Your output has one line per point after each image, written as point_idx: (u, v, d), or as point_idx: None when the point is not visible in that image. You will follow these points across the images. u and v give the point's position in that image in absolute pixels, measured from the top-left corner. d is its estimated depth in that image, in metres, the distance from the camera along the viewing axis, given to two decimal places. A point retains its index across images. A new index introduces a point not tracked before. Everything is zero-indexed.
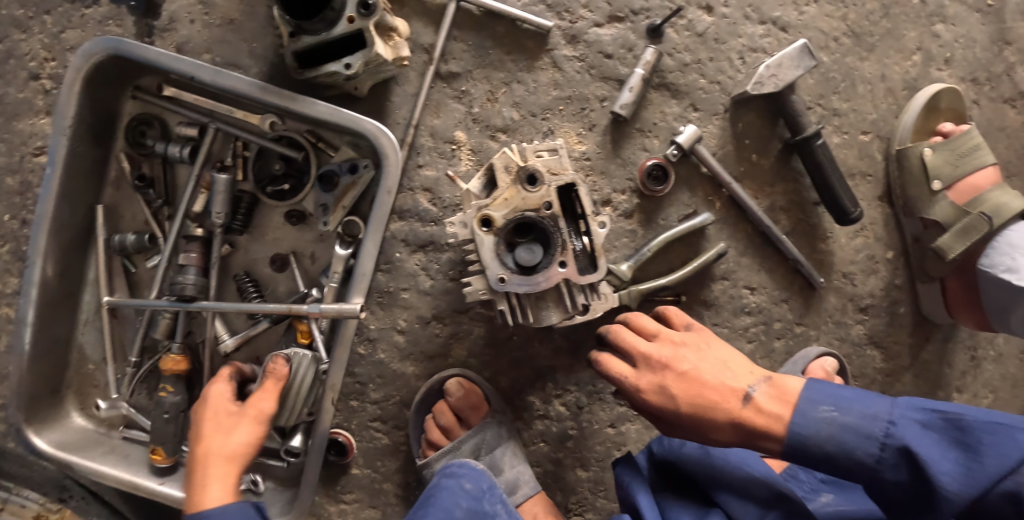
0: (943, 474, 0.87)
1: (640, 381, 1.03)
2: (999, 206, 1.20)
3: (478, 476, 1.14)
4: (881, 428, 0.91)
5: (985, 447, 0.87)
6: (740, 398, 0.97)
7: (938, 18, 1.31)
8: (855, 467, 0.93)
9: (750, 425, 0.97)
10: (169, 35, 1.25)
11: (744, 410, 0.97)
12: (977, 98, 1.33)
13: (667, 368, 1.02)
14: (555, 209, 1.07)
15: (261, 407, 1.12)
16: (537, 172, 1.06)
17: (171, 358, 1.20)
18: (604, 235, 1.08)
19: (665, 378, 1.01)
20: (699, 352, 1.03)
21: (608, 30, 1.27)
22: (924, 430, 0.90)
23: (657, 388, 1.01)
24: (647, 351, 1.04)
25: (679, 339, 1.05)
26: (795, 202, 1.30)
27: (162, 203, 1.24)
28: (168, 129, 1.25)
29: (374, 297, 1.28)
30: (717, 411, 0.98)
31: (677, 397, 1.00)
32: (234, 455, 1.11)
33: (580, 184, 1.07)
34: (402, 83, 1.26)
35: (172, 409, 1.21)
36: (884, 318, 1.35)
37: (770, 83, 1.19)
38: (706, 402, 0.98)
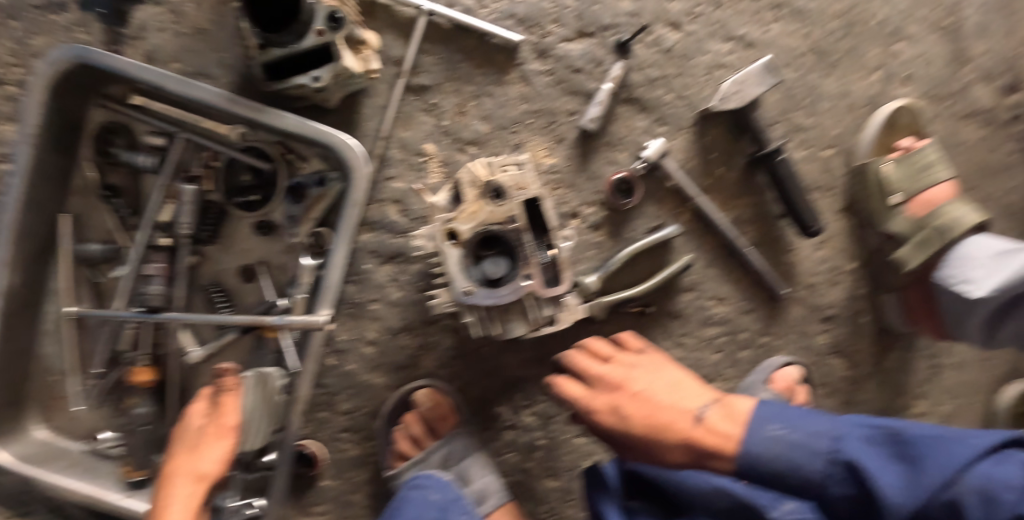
0: (886, 486, 0.90)
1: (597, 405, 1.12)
2: (953, 220, 1.22)
3: (444, 488, 1.16)
4: (826, 444, 0.96)
5: (925, 458, 0.91)
6: (685, 422, 1.05)
7: (898, 37, 1.34)
8: (804, 484, 0.96)
9: (705, 444, 1.02)
10: (138, 43, 1.25)
11: (692, 432, 1.04)
12: (935, 115, 1.37)
13: (621, 390, 1.11)
14: (520, 223, 1.10)
15: (225, 422, 1.13)
16: (503, 187, 1.10)
17: (139, 369, 1.21)
18: (568, 249, 1.14)
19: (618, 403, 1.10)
20: (652, 373, 1.12)
21: (576, 45, 1.29)
22: (867, 444, 0.95)
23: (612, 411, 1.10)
24: (603, 374, 1.13)
25: (633, 363, 1.14)
26: (759, 215, 1.33)
27: (129, 213, 1.24)
28: (135, 138, 1.25)
29: (343, 308, 1.28)
30: (668, 430, 1.05)
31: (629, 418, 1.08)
32: (202, 473, 1.12)
33: (544, 199, 1.11)
34: (373, 95, 1.27)
35: (142, 420, 1.24)
36: (847, 328, 1.37)
37: (734, 99, 1.21)
38: (656, 424, 1.06)
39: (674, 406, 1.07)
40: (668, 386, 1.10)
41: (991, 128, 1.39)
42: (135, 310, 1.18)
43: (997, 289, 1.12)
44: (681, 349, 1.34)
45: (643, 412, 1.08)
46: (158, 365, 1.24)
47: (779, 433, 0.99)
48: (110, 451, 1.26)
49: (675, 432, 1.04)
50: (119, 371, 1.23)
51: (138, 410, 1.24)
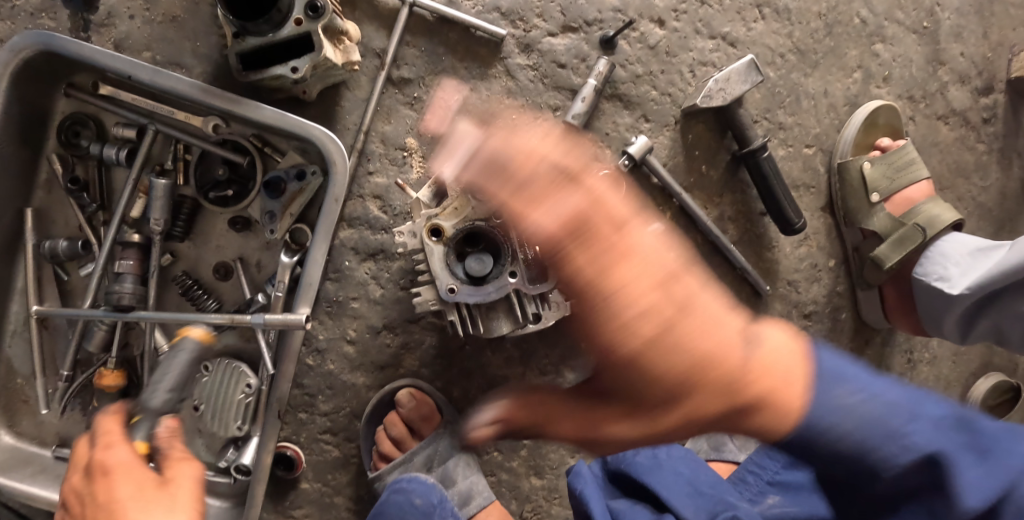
0: (963, 483, 0.69)
1: (620, 260, 0.70)
2: (932, 217, 1.25)
3: (428, 492, 1.14)
4: (900, 419, 0.68)
5: (997, 449, 0.71)
6: (705, 338, 0.68)
7: (877, 38, 1.36)
8: (864, 469, 0.69)
9: (719, 387, 0.67)
10: (107, 31, 1.20)
11: (715, 355, 0.68)
12: (912, 115, 1.39)
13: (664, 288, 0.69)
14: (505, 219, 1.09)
15: (184, 475, 0.90)
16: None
17: (107, 373, 1.15)
18: None
19: (625, 269, 0.70)
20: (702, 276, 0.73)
21: (561, 40, 1.28)
22: (941, 427, 0.69)
23: (618, 284, 0.69)
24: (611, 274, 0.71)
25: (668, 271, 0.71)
26: (742, 213, 1.33)
27: (97, 208, 1.18)
28: (103, 129, 1.19)
29: (322, 306, 1.25)
30: (676, 343, 0.68)
31: (648, 290, 0.69)
32: None
33: None
34: (353, 87, 1.24)
35: None
36: (827, 324, 1.39)
37: (718, 96, 1.22)
38: (676, 322, 0.68)
39: (718, 310, 0.70)
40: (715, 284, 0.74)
41: (965, 128, 1.42)
42: (107, 309, 1.13)
43: (968, 289, 1.16)
44: None
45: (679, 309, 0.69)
46: (127, 367, 1.21)
47: (850, 414, 0.67)
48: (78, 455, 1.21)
49: (682, 356, 0.68)
50: (88, 372, 1.19)
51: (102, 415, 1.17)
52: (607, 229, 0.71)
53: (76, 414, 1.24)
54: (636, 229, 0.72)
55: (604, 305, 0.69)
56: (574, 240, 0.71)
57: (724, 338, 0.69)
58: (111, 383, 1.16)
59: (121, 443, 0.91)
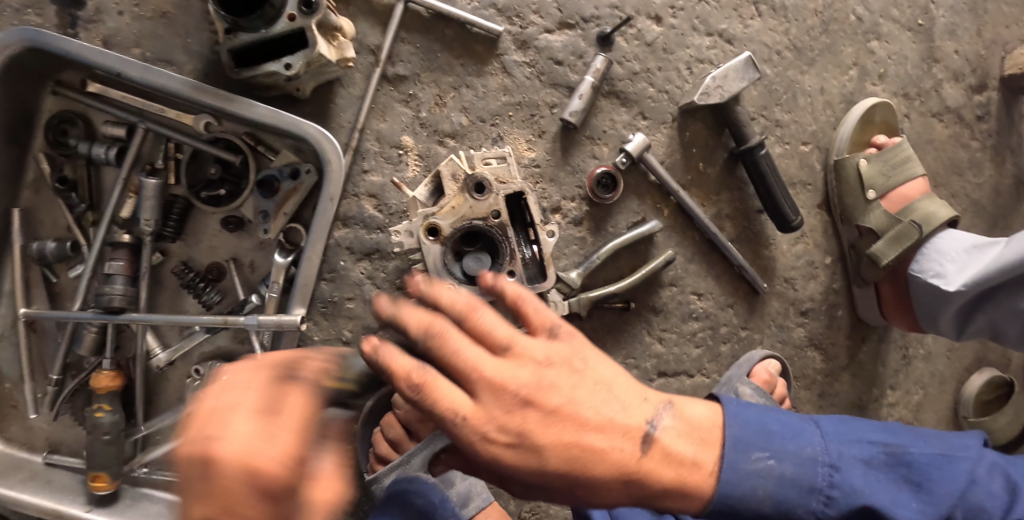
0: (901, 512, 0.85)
1: (483, 393, 0.74)
2: (928, 214, 1.26)
3: (430, 491, 1.12)
4: (824, 478, 0.85)
5: (930, 479, 0.88)
6: (580, 445, 0.75)
7: (873, 35, 1.36)
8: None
9: (607, 485, 0.77)
10: (95, 27, 1.17)
11: (594, 458, 0.76)
12: (907, 112, 1.39)
13: (532, 404, 0.75)
14: (503, 218, 1.08)
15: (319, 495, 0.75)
16: (486, 180, 1.07)
17: (102, 374, 1.13)
18: (553, 244, 1.10)
19: (490, 405, 0.74)
20: (580, 376, 0.78)
21: (558, 36, 1.27)
22: (867, 470, 0.87)
23: (480, 417, 0.74)
24: (495, 377, 0.75)
25: (543, 356, 0.77)
26: (739, 211, 1.33)
27: (86, 208, 1.16)
28: (91, 127, 1.17)
29: (317, 307, 1.23)
30: (551, 454, 0.75)
31: (512, 418, 0.74)
32: None
33: (528, 193, 1.09)
34: (348, 85, 1.22)
35: (111, 429, 1.12)
36: (823, 321, 1.39)
37: (716, 94, 1.21)
38: (549, 440, 0.75)
39: (597, 409, 0.77)
40: (597, 381, 0.79)
41: (959, 126, 1.42)
42: (96, 311, 1.11)
43: (963, 286, 1.16)
44: (664, 344, 1.33)
45: (549, 423, 0.75)
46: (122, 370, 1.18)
47: (763, 484, 0.83)
48: (70, 461, 1.18)
49: (561, 458, 0.75)
50: (78, 378, 1.17)
51: (98, 418, 1.12)
52: (471, 368, 0.74)
53: (67, 419, 1.21)
54: (507, 361, 0.76)
55: (474, 440, 0.74)
56: (422, 379, 0.74)
57: (601, 443, 0.76)
58: (108, 385, 1.13)
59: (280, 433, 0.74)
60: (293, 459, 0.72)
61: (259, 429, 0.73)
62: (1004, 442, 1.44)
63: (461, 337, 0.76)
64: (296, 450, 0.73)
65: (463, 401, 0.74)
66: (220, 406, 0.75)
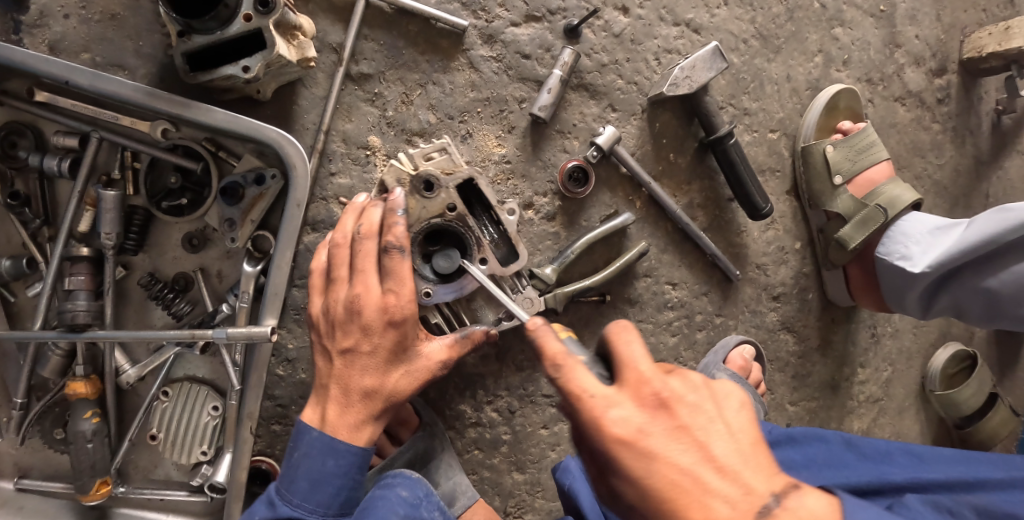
0: None
1: (625, 392, 0.82)
2: (893, 198, 1.29)
3: (414, 485, 1.11)
4: None
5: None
6: (695, 477, 0.79)
7: (836, 22, 1.38)
8: None
9: None
10: (40, 32, 1.11)
11: (699, 497, 0.79)
12: (871, 97, 1.41)
13: (659, 418, 0.81)
14: (459, 209, 1.09)
15: (396, 382, 1.07)
16: (432, 177, 1.08)
17: (77, 380, 1.11)
18: (514, 221, 1.12)
19: (627, 398, 0.82)
20: (711, 419, 0.81)
21: (525, 30, 1.25)
22: None
23: (606, 412, 0.81)
24: (637, 383, 0.82)
25: (688, 391, 0.83)
26: (710, 199, 1.34)
27: (41, 223, 1.11)
28: (42, 139, 1.12)
29: (290, 314, 1.22)
30: (660, 469, 0.79)
31: (645, 419, 0.81)
32: (357, 409, 1.06)
33: (476, 177, 1.09)
34: (310, 85, 1.19)
35: (94, 437, 1.12)
36: (795, 304, 1.41)
37: (685, 84, 1.22)
38: (656, 449, 0.79)
39: (725, 456, 0.80)
40: (738, 430, 0.82)
41: (921, 109, 1.45)
42: (60, 330, 1.08)
43: (929, 267, 1.19)
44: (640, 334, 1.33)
45: (671, 434, 0.80)
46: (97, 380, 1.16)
47: None
48: (43, 486, 1.17)
49: (667, 477, 0.79)
50: (44, 400, 1.13)
51: (84, 425, 1.11)
52: (635, 368, 0.83)
53: (35, 443, 1.19)
54: (659, 374, 0.82)
55: (601, 417, 0.81)
56: (564, 362, 0.85)
57: (718, 487, 0.79)
58: (86, 392, 1.12)
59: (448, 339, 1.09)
60: (404, 308, 1.03)
61: (388, 269, 1.02)
62: (970, 414, 1.48)
63: (634, 345, 0.85)
64: (410, 301, 1.03)
65: (595, 387, 0.83)
66: (369, 247, 1.03)
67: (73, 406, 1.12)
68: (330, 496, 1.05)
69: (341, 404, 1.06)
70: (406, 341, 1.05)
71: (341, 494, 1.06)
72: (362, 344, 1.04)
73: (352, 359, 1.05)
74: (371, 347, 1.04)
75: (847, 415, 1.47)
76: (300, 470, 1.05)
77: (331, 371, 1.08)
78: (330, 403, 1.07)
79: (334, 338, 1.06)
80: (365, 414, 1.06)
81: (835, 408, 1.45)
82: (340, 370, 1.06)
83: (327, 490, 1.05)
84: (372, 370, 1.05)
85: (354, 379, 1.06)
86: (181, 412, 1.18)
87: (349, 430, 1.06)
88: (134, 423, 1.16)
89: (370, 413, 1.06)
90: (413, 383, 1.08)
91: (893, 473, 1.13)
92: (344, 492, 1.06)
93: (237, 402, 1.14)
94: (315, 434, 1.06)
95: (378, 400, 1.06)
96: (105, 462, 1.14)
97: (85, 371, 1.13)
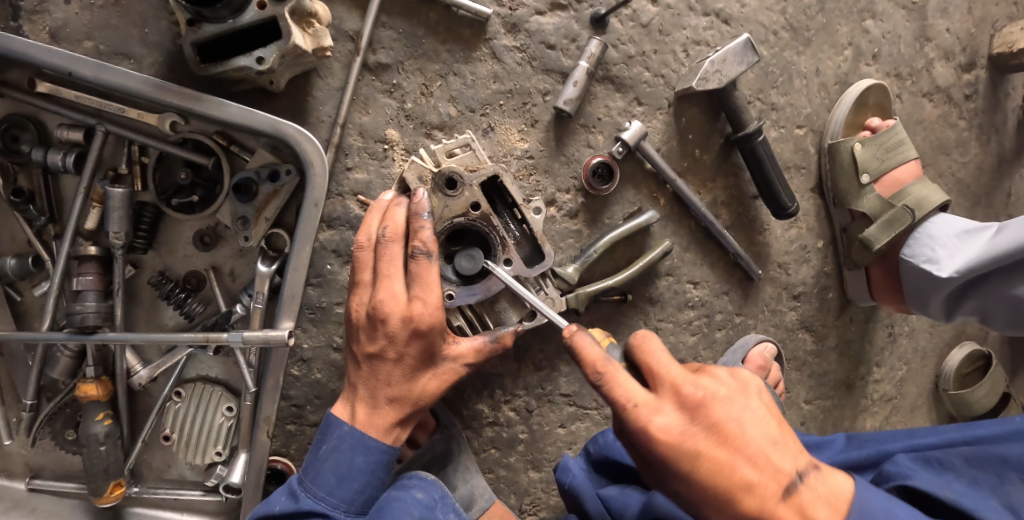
0: None
1: (663, 395, 0.82)
2: (920, 199, 1.27)
3: (430, 487, 1.10)
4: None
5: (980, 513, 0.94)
6: (737, 470, 0.80)
7: (868, 14, 1.33)
8: None
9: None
10: (39, 18, 1.08)
11: (742, 489, 0.80)
12: (899, 93, 1.37)
13: (700, 416, 0.80)
14: (483, 208, 1.05)
15: (421, 385, 1.08)
16: (455, 174, 1.04)
17: (88, 382, 1.10)
18: (541, 220, 1.09)
19: (667, 402, 0.81)
20: (744, 411, 0.82)
21: (550, 18, 1.19)
22: None
23: (649, 416, 0.80)
24: (674, 385, 0.81)
25: (721, 384, 0.82)
26: (735, 197, 1.31)
27: (46, 221, 1.10)
28: (45, 132, 1.09)
29: (305, 313, 1.19)
30: (705, 467, 0.80)
31: (686, 422, 0.80)
32: (383, 412, 1.07)
33: (501, 174, 1.05)
34: (326, 75, 1.13)
35: (106, 439, 1.11)
36: (815, 303, 1.39)
37: (714, 79, 1.17)
38: (698, 449, 0.79)
39: (761, 446, 0.81)
40: (764, 418, 0.83)
41: (948, 105, 1.41)
42: (69, 331, 1.06)
43: (956, 273, 1.18)
44: (660, 334, 1.31)
45: (710, 435, 0.80)
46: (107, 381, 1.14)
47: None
48: (57, 488, 1.16)
49: (712, 472, 0.80)
50: (55, 401, 1.12)
51: (96, 427, 1.10)
52: (668, 372, 0.82)
53: (46, 443, 1.18)
54: (691, 377, 0.82)
55: (647, 425, 0.80)
56: (605, 368, 0.83)
57: (758, 477, 0.80)
58: (98, 394, 1.10)
59: (476, 340, 1.09)
60: (430, 316, 1.02)
61: (415, 275, 1.01)
62: (980, 414, 1.49)
63: (662, 350, 0.84)
64: (436, 309, 1.02)
65: (638, 392, 0.81)
66: (394, 253, 1.02)
67: (84, 409, 1.10)
68: (354, 493, 1.05)
69: (367, 407, 1.07)
70: (433, 347, 1.05)
71: (364, 491, 1.06)
72: (388, 351, 1.04)
73: (377, 364, 1.06)
74: (396, 354, 1.05)
75: (860, 414, 1.47)
76: (327, 464, 1.05)
77: (358, 374, 1.09)
78: (359, 402, 1.08)
79: (360, 342, 1.07)
80: (389, 418, 1.07)
81: (849, 406, 1.46)
82: (367, 375, 1.07)
83: (352, 486, 1.05)
84: (398, 376, 1.06)
85: (381, 384, 1.07)
86: (194, 412, 1.16)
87: (378, 432, 1.07)
88: (147, 424, 1.15)
89: (397, 416, 1.07)
90: (440, 386, 1.09)
91: (890, 445, 1.11)
92: (367, 491, 1.06)
93: (252, 403, 1.12)
94: (346, 429, 1.06)
95: (406, 404, 1.08)
96: (118, 463, 1.13)
97: (96, 373, 1.11)
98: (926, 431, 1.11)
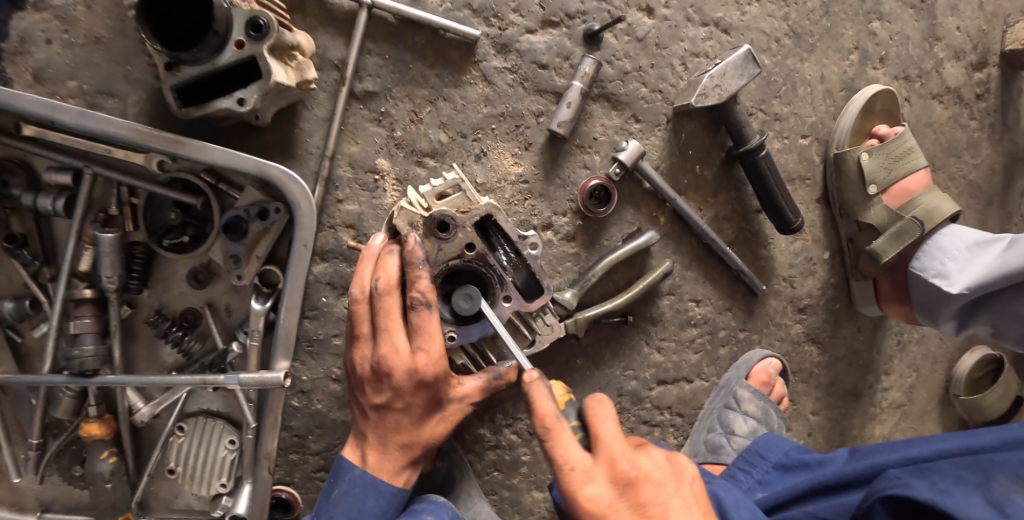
0: None
1: (598, 462, 0.87)
2: (930, 210, 1.22)
3: (439, 510, 1.09)
4: None
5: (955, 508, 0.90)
6: None
7: (874, 15, 1.29)
8: None
9: None
10: (22, 59, 1.05)
11: None
12: (908, 96, 1.34)
13: (628, 489, 0.85)
14: (479, 248, 1.02)
15: (429, 431, 1.08)
16: (448, 217, 1.00)
17: (91, 421, 1.11)
18: (538, 256, 1.05)
19: (601, 472, 0.86)
20: (672, 492, 0.86)
21: (541, 37, 1.16)
22: None
23: (581, 479, 0.86)
24: (613, 454, 0.86)
25: (656, 468, 0.87)
26: (737, 212, 1.27)
27: (41, 264, 1.09)
28: (35, 176, 1.09)
29: (302, 346, 1.18)
30: None
31: (616, 496, 0.85)
32: (394, 460, 1.07)
33: (494, 213, 1.01)
34: (312, 106, 1.11)
35: (113, 476, 1.13)
36: (822, 315, 1.36)
37: (714, 94, 1.12)
38: None
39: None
40: (691, 505, 0.86)
41: (959, 106, 1.38)
42: (70, 374, 1.06)
43: (966, 289, 1.14)
44: (662, 353, 1.29)
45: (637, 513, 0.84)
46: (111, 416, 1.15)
47: None
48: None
49: None
50: (60, 439, 1.13)
51: (102, 465, 1.12)
52: (608, 445, 0.87)
53: (55, 478, 1.21)
54: (629, 453, 0.87)
55: (578, 490, 0.85)
56: (553, 426, 0.88)
57: None
58: (101, 433, 1.12)
59: (480, 379, 1.08)
60: (435, 367, 1.01)
61: (416, 327, 1.00)
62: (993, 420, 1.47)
63: (608, 421, 0.89)
64: (439, 359, 1.01)
65: (581, 456, 0.87)
66: (392, 305, 1.01)
67: (89, 447, 1.12)
68: None
69: (377, 458, 1.07)
70: (439, 394, 1.05)
71: None
72: (395, 402, 1.04)
73: (385, 414, 1.06)
74: (404, 404, 1.04)
75: (868, 422, 1.45)
76: (340, 507, 1.05)
77: (367, 422, 1.08)
78: (369, 448, 1.08)
79: (365, 393, 1.06)
80: (400, 464, 1.08)
81: (857, 415, 1.44)
82: (375, 424, 1.07)
83: None
84: (407, 423, 1.06)
85: (390, 432, 1.07)
86: (198, 446, 1.17)
87: (389, 475, 1.07)
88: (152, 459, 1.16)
89: (408, 459, 1.08)
90: (448, 427, 1.09)
91: (885, 457, 1.04)
92: None
93: (253, 437, 1.12)
94: (358, 472, 1.06)
95: (416, 449, 1.08)
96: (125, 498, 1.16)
97: (98, 412, 1.12)
98: (920, 439, 1.06)
